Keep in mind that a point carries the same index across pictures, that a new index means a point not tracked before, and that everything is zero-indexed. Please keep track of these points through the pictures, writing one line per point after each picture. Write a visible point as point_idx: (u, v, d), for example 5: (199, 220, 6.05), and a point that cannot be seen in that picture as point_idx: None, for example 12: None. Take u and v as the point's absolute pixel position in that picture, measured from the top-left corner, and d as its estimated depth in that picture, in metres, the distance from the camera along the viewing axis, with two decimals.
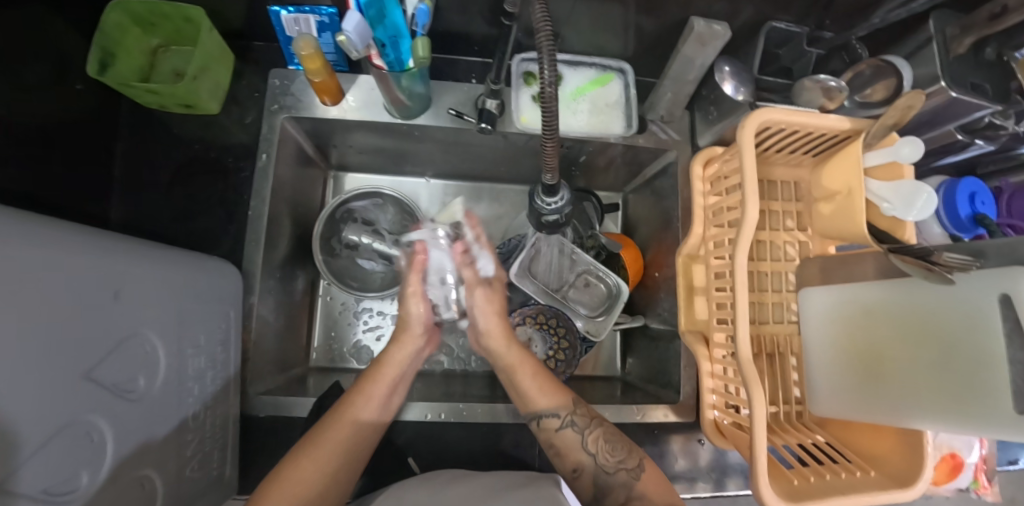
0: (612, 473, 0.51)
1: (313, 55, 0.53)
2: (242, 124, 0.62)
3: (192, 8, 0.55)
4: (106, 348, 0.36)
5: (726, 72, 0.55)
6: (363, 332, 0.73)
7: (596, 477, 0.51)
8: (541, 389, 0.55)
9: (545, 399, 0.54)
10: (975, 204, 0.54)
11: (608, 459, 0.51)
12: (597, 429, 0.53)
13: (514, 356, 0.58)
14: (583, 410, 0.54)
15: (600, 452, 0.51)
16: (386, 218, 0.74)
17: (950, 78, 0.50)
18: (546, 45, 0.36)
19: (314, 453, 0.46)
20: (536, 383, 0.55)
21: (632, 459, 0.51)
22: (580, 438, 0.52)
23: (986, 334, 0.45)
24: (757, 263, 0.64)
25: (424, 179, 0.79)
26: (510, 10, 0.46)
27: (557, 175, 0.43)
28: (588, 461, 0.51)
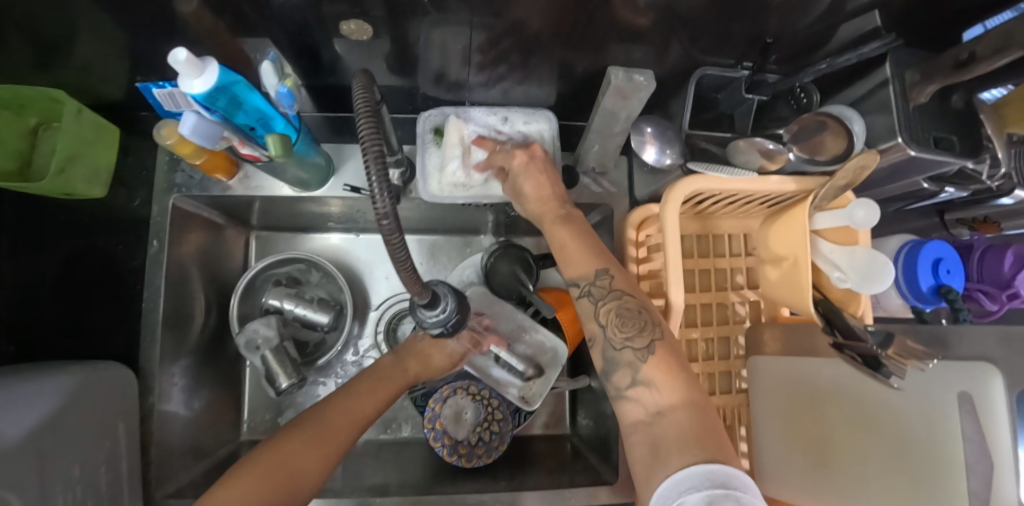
0: (618, 350, 0.42)
1: (181, 141, 0.47)
2: (132, 204, 0.57)
3: (52, 90, 0.49)
4: None
5: (648, 135, 0.48)
6: (298, 402, 0.69)
7: (605, 350, 0.44)
8: (574, 250, 0.47)
9: (577, 268, 0.46)
10: (939, 274, 0.47)
11: (616, 335, 0.43)
12: (614, 300, 0.44)
13: (553, 234, 0.49)
14: (607, 280, 0.45)
15: (610, 324, 0.43)
16: (313, 281, 0.69)
17: (909, 133, 0.42)
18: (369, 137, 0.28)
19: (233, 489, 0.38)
20: (570, 247, 0.47)
21: (641, 339, 0.41)
22: (594, 309, 0.45)
23: (941, 436, 0.41)
24: (702, 328, 0.58)
25: (353, 234, 0.74)
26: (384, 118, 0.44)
27: (427, 293, 0.37)
28: (599, 331, 0.44)
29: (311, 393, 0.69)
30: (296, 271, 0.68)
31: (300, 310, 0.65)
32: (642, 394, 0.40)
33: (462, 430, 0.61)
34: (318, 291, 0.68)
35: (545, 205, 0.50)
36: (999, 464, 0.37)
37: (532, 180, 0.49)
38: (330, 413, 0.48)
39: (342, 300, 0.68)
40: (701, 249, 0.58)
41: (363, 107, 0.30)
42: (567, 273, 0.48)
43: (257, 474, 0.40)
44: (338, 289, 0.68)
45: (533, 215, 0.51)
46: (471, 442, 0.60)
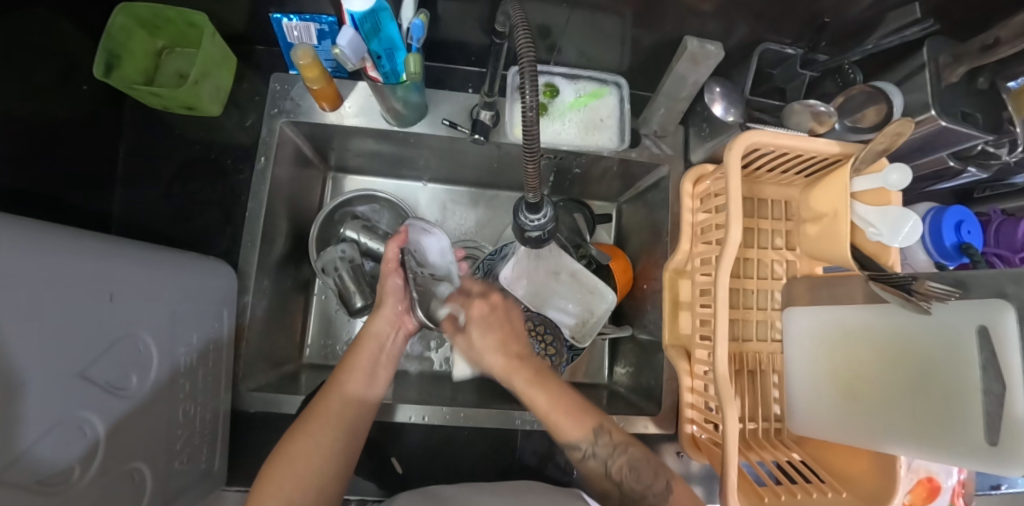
0: (640, 501, 0.46)
1: (310, 64, 0.54)
2: (243, 126, 0.64)
3: (195, 13, 0.56)
4: (100, 347, 0.37)
5: (717, 93, 0.57)
6: (357, 331, 0.74)
7: (624, 502, 0.48)
8: (562, 422, 0.47)
9: (570, 432, 0.47)
10: (961, 233, 0.54)
11: (634, 488, 0.46)
12: (624, 454, 0.47)
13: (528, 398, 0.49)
14: (608, 438, 0.48)
15: (626, 479, 0.47)
16: (384, 220, 0.75)
17: (940, 107, 0.50)
18: (527, 57, 0.36)
19: (308, 438, 0.45)
20: (551, 412, 0.48)
21: (659, 483, 0.46)
22: (604, 468, 0.48)
23: (962, 366, 0.45)
24: (743, 280, 0.65)
25: (422, 183, 0.81)
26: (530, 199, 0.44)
27: (539, 193, 0.44)
28: (616, 491, 0.48)
29: None
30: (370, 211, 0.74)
31: (368, 243, 0.70)
32: None
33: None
34: (388, 229, 0.75)
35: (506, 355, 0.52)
36: (1007, 387, 0.42)
37: (490, 336, 0.53)
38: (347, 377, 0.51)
39: None
40: (746, 210, 0.66)
41: (526, 47, 0.37)
42: (563, 435, 0.48)
43: (320, 430, 0.46)
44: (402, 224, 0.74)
45: (500, 373, 0.52)
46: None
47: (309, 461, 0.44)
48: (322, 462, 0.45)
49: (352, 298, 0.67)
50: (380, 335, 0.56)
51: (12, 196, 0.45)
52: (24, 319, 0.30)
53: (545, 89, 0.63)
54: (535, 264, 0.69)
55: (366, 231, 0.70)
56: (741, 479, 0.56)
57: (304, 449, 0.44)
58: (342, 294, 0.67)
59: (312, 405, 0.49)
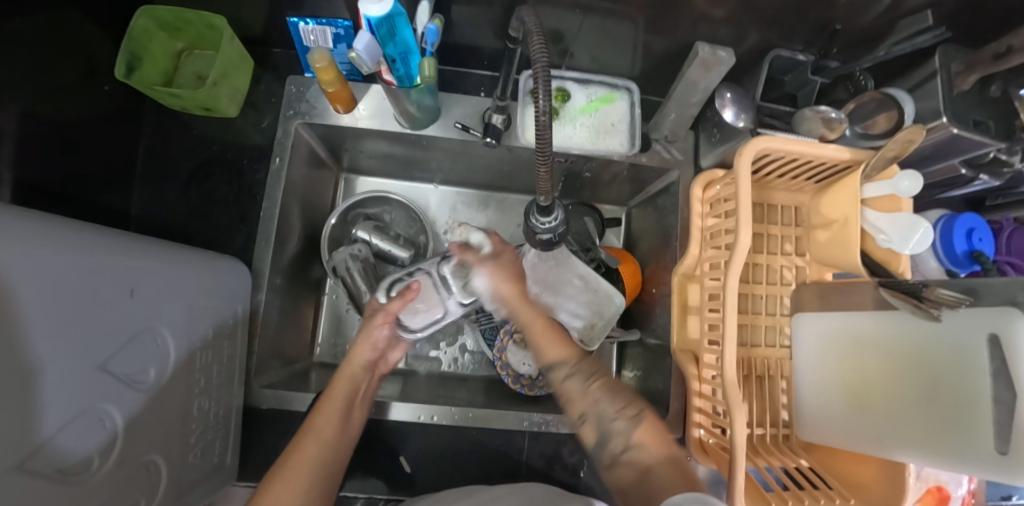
0: (612, 420, 0.48)
1: (327, 67, 0.55)
2: (258, 127, 0.65)
3: (214, 16, 0.57)
4: (121, 341, 0.38)
5: (727, 99, 0.56)
6: None
7: (598, 422, 0.49)
8: (547, 341, 0.54)
9: (553, 350, 0.53)
10: (972, 240, 0.54)
11: (608, 407, 0.49)
12: (600, 377, 0.51)
13: (526, 316, 0.55)
14: (585, 361, 0.53)
15: (601, 399, 0.50)
16: (396, 221, 0.76)
17: (953, 113, 0.50)
18: (540, 60, 0.38)
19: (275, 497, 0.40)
20: (542, 331, 0.54)
21: (632, 408, 0.48)
22: (583, 388, 0.51)
23: (973, 374, 0.45)
24: (752, 285, 0.65)
25: (432, 185, 0.82)
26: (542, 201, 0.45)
27: (551, 197, 0.44)
28: (591, 408, 0.50)
29: None
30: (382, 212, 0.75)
31: (378, 243, 0.71)
32: (635, 457, 0.45)
33: (525, 364, 0.67)
34: (399, 230, 0.75)
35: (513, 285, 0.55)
36: (1018, 398, 0.41)
37: (503, 270, 0.55)
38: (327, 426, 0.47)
39: (419, 241, 0.74)
40: (756, 215, 0.66)
41: (540, 52, 0.38)
42: (547, 356, 0.54)
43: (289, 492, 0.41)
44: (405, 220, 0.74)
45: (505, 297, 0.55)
46: (531, 375, 0.67)
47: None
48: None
49: (361, 294, 0.66)
50: (356, 376, 0.54)
51: (37, 192, 0.46)
52: (49, 310, 0.30)
53: (556, 93, 0.64)
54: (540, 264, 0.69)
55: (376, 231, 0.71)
56: (749, 484, 0.56)
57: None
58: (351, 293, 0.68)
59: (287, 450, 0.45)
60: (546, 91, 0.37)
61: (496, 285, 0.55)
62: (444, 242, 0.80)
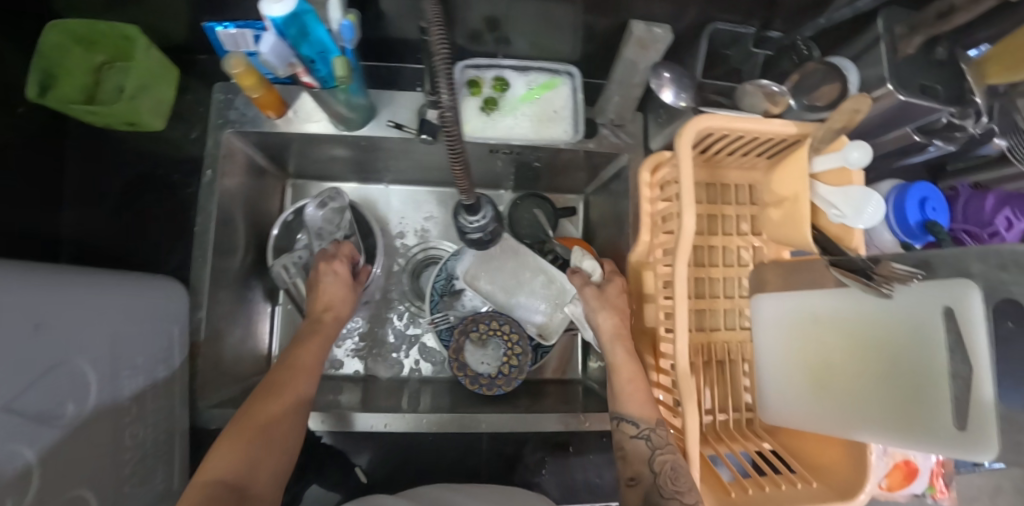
0: (666, 497, 0.46)
1: (245, 72, 0.52)
2: (188, 138, 0.63)
3: (127, 26, 0.54)
4: (31, 378, 0.36)
5: (665, 79, 0.53)
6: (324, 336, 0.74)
7: (649, 494, 0.48)
8: (630, 396, 0.54)
9: (632, 405, 0.53)
10: (926, 210, 0.52)
11: (667, 485, 0.47)
12: (670, 454, 0.49)
13: (619, 360, 0.57)
14: (664, 430, 0.51)
15: (663, 474, 0.48)
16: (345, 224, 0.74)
17: (898, 80, 0.48)
18: (440, 51, 0.35)
19: (225, 452, 0.44)
20: (631, 383, 0.54)
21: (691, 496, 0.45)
22: (650, 454, 0.50)
23: (926, 349, 0.44)
24: (709, 269, 0.63)
25: (383, 185, 0.80)
26: (464, 201, 0.42)
27: (473, 195, 0.42)
28: (648, 476, 0.48)
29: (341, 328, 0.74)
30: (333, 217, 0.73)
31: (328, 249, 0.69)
32: None
33: (484, 363, 0.66)
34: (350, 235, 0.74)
35: (620, 339, 0.59)
36: (974, 371, 0.40)
37: (608, 316, 0.60)
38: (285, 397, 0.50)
39: (371, 245, 0.73)
40: (709, 196, 0.64)
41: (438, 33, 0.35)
42: (626, 408, 0.53)
43: (242, 447, 0.44)
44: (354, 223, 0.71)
45: (608, 336, 0.59)
46: (490, 373, 0.65)
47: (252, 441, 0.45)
48: (248, 474, 0.43)
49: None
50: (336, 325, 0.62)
51: None
52: None
53: (494, 83, 0.62)
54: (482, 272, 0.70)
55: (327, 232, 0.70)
56: (709, 474, 0.55)
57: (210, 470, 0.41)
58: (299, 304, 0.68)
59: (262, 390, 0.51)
60: (448, 75, 0.34)
61: (599, 320, 0.60)
62: (399, 245, 0.79)
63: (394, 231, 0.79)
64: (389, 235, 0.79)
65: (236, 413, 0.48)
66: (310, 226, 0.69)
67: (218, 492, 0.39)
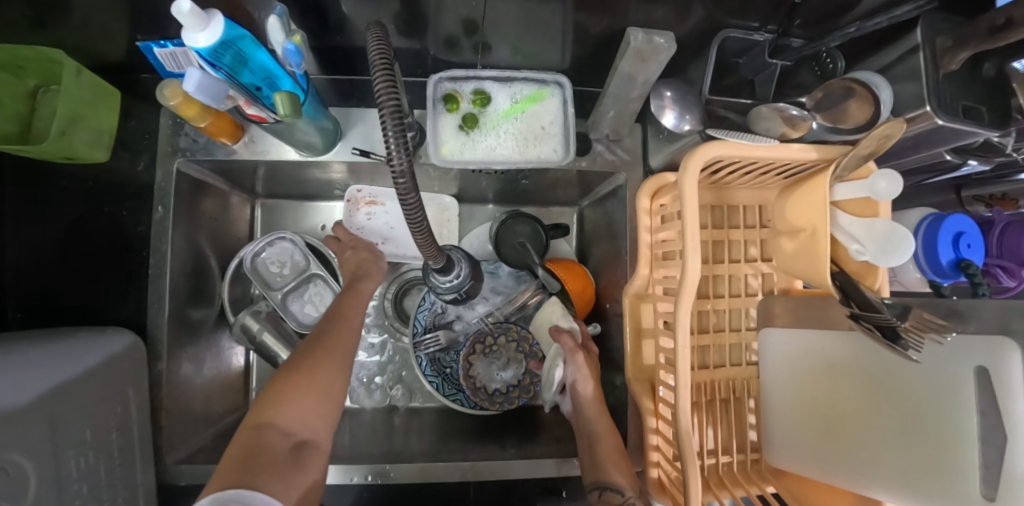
0: None
1: (185, 102, 0.45)
2: (137, 169, 0.58)
3: (50, 50, 0.48)
4: None
5: (668, 99, 0.48)
6: None
7: None
8: (610, 465, 0.50)
9: (617, 473, 0.49)
10: (960, 248, 0.47)
11: None
12: None
13: (598, 426, 0.54)
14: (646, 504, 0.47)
15: None
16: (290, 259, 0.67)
17: (938, 101, 0.41)
18: (386, 103, 0.29)
19: (284, 400, 0.43)
20: (614, 453, 0.51)
21: None
22: None
23: (955, 411, 0.40)
24: (714, 300, 0.57)
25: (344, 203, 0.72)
26: (432, 263, 0.37)
27: (442, 256, 0.36)
28: None
29: None
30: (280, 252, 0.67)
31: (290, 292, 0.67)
32: None
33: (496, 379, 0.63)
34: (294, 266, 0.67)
35: (604, 420, 0.55)
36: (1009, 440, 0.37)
37: (590, 384, 0.57)
38: (329, 342, 0.49)
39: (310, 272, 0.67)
40: (715, 220, 0.58)
41: (382, 78, 0.30)
42: (608, 477, 0.49)
43: (304, 394, 0.44)
44: (300, 254, 0.67)
45: (587, 400, 0.56)
46: (502, 389, 0.63)
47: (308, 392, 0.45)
48: (302, 422, 0.43)
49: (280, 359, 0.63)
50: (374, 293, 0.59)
51: None
52: None
53: (473, 97, 0.55)
54: (361, 209, 0.67)
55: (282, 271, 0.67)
56: None
57: (267, 411, 0.42)
58: (266, 355, 0.63)
59: (317, 332, 0.51)
60: (398, 126, 0.29)
61: (584, 387, 0.57)
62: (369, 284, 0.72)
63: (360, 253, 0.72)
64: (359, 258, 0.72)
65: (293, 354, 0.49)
66: (255, 273, 0.65)
67: (270, 443, 0.40)
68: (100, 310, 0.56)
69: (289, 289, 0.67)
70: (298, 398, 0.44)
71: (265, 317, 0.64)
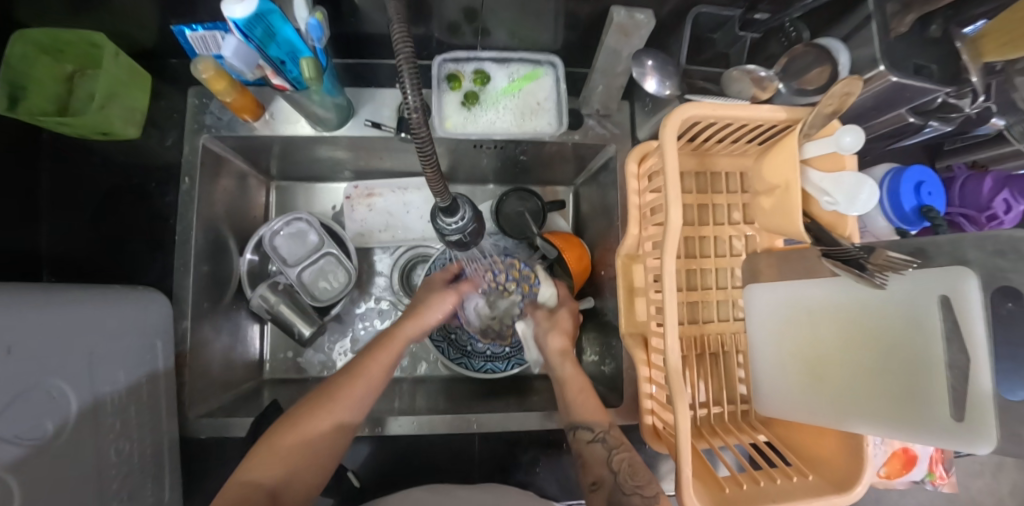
0: (627, 495, 0.46)
1: (215, 76, 0.51)
2: (164, 147, 0.62)
3: (93, 33, 0.53)
4: (8, 396, 0.35)
5: (648, 67, 0.51)
6: (330, 348, 0.73)
7: (613, 496, 0.47)
8: (578, 402, 0.54)
9: (586, 411, 0.53)
10: (921, 195, 0.51)
11: (628, 481, 0.47)
12: (625, 451, 0.50)
13: (564, 372, 0.57)
14: (616, 433, 0.52)
15: (622, 472, 0.48)
16: (306, 239, 0.69)
17: (890, 60, 0.46)
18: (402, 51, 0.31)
19: (264, 462, 0.42)
20: (580, 394, 0.55)
21: (650, 489, 0.46)
22: (606, 456, 0.50)
23: (923, 340, 0.42)
24: (700, 259, 0.62)
25: (350, 183, 0.75)
26: (440, 203, 0.41)
27: (448, 197, 0.40)
28: (608, 479, 0.47)
29: (337, 347, 0.73)
30: (298, 232, 0.69)
31: (304, 273, 0.68)
32: None
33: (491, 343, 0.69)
34: (310, 247, 0.69)
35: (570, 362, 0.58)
36: (973, 363, 0.38)
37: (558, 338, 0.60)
38: (346, 389, 0.49)
39: (324, 252, 0.68)
40: (700, 185, 0.63)
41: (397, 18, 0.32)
42: (578, 414, 0.53)
43: (279, 454, 0.43)
44: (315, 234, 0.69)
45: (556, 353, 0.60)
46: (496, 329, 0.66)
47: (294, 460, 0.43)
48: (285, 484, 0.42)
49: (298, 329, 0.66)
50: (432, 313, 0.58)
51: None
52: None
53: (474, 76, 0.60)
54: (360, 203, 0.75)
55: (296, 250, 0.68)
56: (701, 468, 0.54)
57: (250, 472, 0.41)
58: (286, 328, 0.67)
59: (344, 375, 0.51)
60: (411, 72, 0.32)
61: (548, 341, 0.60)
62: (377, 259, 0.76)
63: (369, 230, 0.74)
64: (367, 236, 0.74)
65: (295, 407, 0.48)
66: (270, 251, 0.67)
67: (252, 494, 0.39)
68: (129, 275, 0.60)
69: (303, 268, 0.67)
70: (278, 466, 0.43)
71: (282, 291, 0.67)
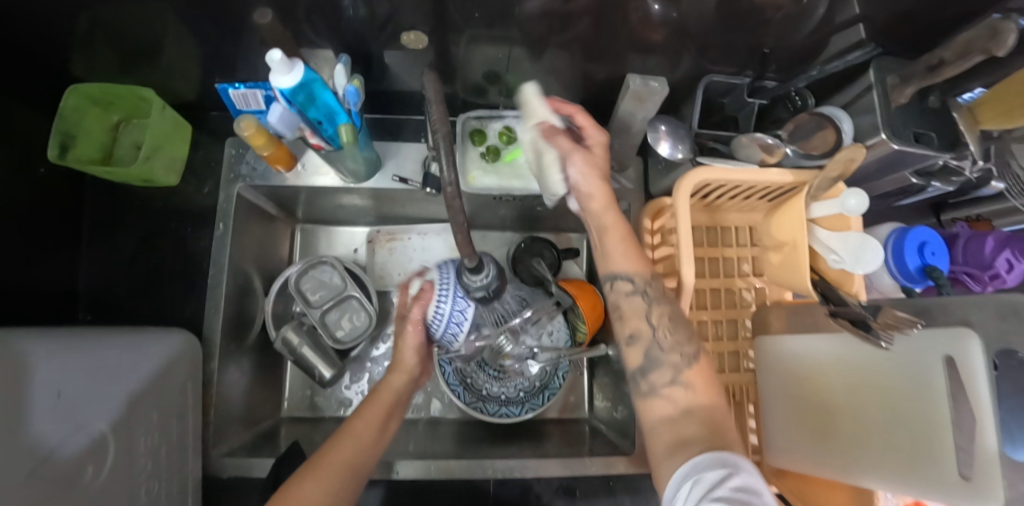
0: (665, 350, 0.45)
1: (255, 133, 0.54)
2: (200, 192, 0.66)
3: (143, 89, 0.57)
4: (55, 439, 0.37)
5: (662, 131, 0.56)
6: (347, 388, 0.74)
7: (649, 349, 0.46)
8: (616, 248, 0.49)
9: (626, 261, 0.48)
10: (925, 255, 0.53)
11: (666, 337, 0.45)
12: (665, 305, 0.47)
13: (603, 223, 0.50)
14: (656, 285, 0.48)
15: (661, 326, 0.46)
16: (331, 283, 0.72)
17: (891, 129, 0.49)
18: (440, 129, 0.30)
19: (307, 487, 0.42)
20: (620, 242, 0.49)
21: (691, 345, 0.45)
22: (646, 307, 0.47)
23: (927, 397, 0.43)
24: (712, 310, 0.64)
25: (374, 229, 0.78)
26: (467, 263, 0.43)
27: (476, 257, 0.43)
28: (647, 330, 0.46)
29: (354, 387, 0.74)
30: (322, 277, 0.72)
31: (328, 315, 0.71)
32: (676, 391, 0.43)
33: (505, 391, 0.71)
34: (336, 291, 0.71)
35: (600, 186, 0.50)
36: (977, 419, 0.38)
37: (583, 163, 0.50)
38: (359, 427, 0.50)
39: (347, 295, 0.71)
40: (710, 239, 0.66)
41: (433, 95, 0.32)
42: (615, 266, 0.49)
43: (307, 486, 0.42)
44: (340, 278, 0.72)
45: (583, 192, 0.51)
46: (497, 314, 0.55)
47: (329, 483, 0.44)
48: None
49: (319, 371, 0.68)
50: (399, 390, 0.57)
51: None
52: None
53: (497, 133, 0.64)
54: (382, 246, 0.77)
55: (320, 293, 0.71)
56: None
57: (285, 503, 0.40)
58: (308, 369, 0.68)
59: (322, 448, 0.48)
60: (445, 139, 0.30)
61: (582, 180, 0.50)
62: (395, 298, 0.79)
63: (390, 272, 0.77)
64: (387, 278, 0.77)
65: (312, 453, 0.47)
66: (293, 291, 0.69)
67: None
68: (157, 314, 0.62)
69: (326, 308, 0.70)
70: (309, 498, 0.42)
71: (305, 331, 0.69)
